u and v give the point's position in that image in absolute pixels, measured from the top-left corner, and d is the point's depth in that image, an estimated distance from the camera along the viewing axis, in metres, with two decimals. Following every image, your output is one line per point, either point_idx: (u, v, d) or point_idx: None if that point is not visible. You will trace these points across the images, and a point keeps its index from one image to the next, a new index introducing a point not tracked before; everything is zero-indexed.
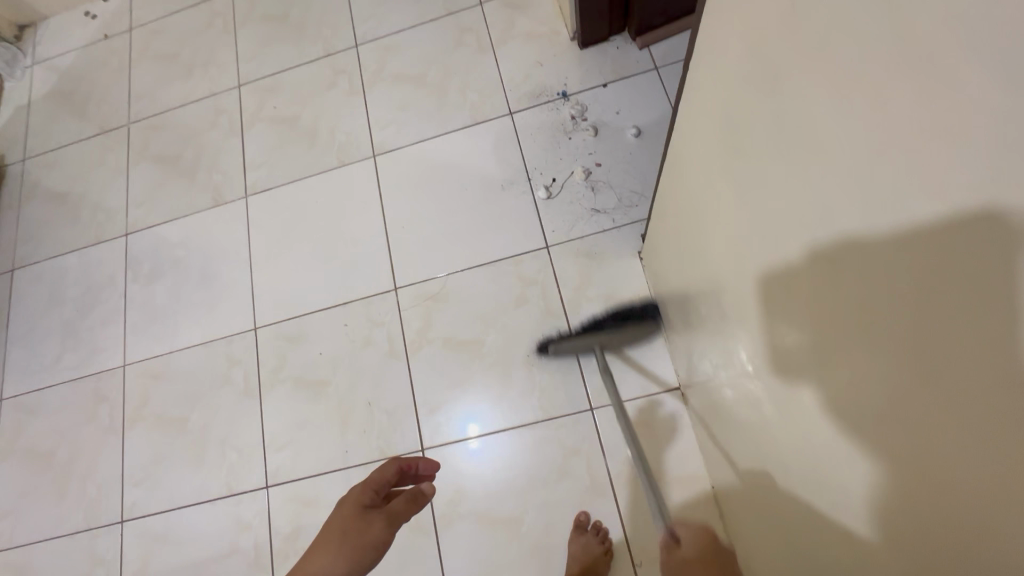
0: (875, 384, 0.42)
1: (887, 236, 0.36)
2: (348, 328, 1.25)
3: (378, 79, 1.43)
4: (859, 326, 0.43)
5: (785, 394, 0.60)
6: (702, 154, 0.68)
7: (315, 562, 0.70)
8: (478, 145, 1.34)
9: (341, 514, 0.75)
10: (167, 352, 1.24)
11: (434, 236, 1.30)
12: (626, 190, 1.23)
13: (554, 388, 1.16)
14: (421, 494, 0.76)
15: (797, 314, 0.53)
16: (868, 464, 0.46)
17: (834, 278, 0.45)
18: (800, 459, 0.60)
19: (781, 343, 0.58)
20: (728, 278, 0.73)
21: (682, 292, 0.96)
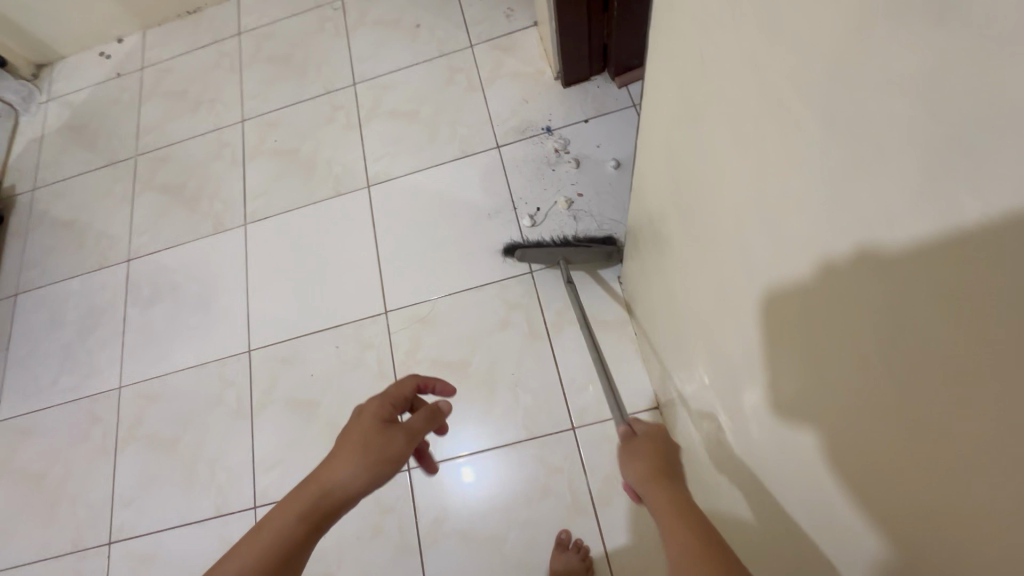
0: (856, 462, 0.35)
1: (856, 286, 0.30)
2: (339, 349, 1.17)
3: (376, 115, 1.38)
4: (828, 391, 0.36)
5: (750, 429, 0.54)
6: (662, 189, 0.63)
7: (332, 473, 0.63)
8: (466, 176, 1.26)
9: (360, 427, 0.67)
10: (159, 374, 1.24)
11: (424, 255, 1.21)
12: (608, 220, 1.16)
13: (539, 410, 1.05)
14: (437, 416, 0.71)
15: (754, 341, 0.47)
16: (832, 508, 0.40)
17: (801, 332, 0.38)
18: (774, 503, 0.53)
19: (743, 373, 0.52)
20: (687, 310, 0.66)
21: (657, 332, 0.88)
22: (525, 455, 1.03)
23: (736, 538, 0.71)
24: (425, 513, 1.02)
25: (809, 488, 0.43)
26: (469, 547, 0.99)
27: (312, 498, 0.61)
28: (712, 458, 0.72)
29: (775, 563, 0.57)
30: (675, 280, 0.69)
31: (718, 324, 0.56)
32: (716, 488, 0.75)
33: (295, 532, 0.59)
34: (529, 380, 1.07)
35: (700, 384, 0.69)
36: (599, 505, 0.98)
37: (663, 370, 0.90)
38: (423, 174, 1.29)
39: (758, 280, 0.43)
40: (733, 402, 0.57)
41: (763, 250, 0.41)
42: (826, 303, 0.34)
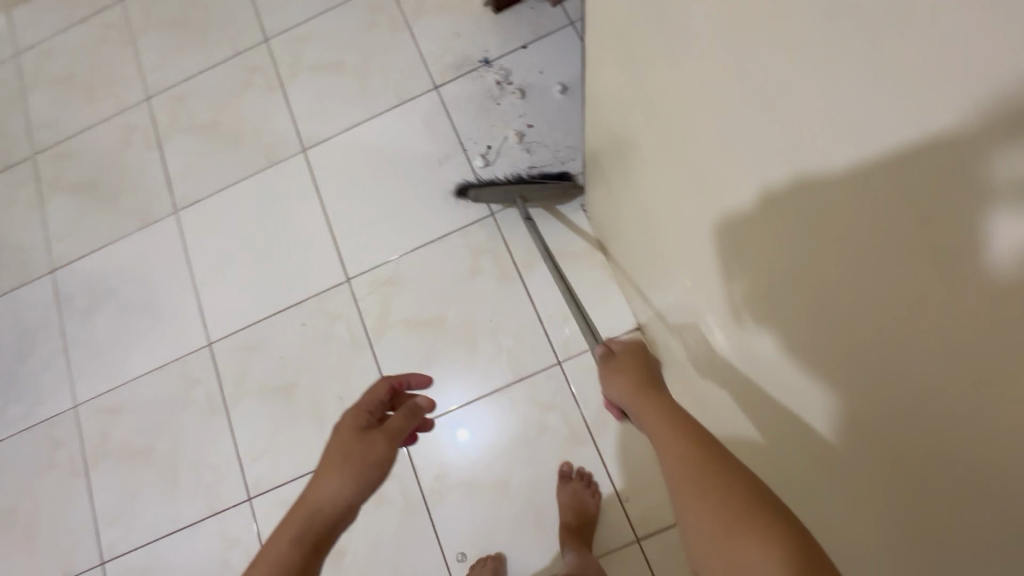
0: (853, 393, 0.35)
1: (862, 208, 0.28)
2: (306, 326, 1.11)
3: (298, 72, 1.26)
4: (825, 322, 0.36)
5: (732, 341, 0.53)
6: (626, 124, 0.60)
7: (318, 493, 0.61)
8: (408, 124, 1.18)
9: (338, 441, 0.66)
10: (117, 386, 1.15)
11: (377, 215, 1.14)
12: (562, 147, 1.11)
13: (523, 350, 1.03)
14: (418, 410, 0.69)
15: (733, 253, 0.46)
16: (817, 406, 0.40)
17: (795, 263, 0.37)
18: (757, 407, 0.53)
19: (723, 290, 0.51)
20: (663, 234, 0.64)
21: (637, 265, 0.86)
22: (516, 397, 1.02)
23: (729, 454, 0.73)
24: (425, 471, 1.01)
25: (795, 394, 0.43)
26: (475, 495, 0.99)
27: (301, 522, 0.59)
28: (699, 378, 0.72)
29: (764, 478, 0.58)
30: (651, 216, 0.66)
31: (700, 259, 0.55)
32: (703, 402, 0.76)
33: (291, 559, 0.56)
34: (508, 323, 1.05)
35: (685, 311, 0.68)
36: (596, 432, 0.99)
37: (642, 298, 0.89)
38: (361, 129, 1.20)
39: (745, 214, 0.41)
40: (718, 325, 0.56)
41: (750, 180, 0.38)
42: (824, 233, 0.32)
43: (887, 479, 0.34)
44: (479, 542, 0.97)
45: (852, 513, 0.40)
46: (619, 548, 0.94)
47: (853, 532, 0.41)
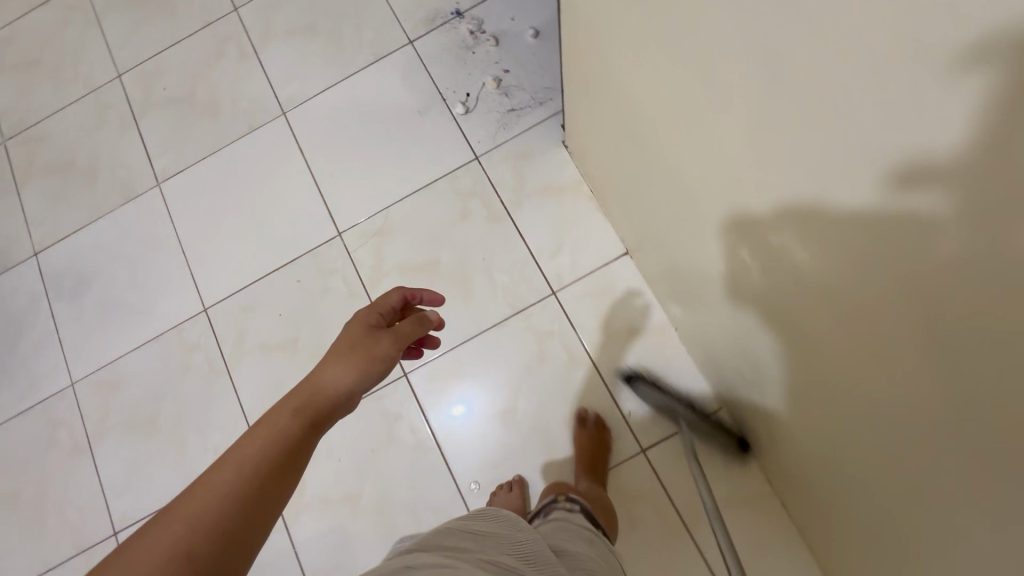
0: (878, 321, 0.40)
1: (878, 160, 0.33)
2: (302, 282, 1.12)
3: (271, 38, 1.27)
4: (846, 262, 0.40)
5: (721, 236, 0.59)
6: (631, 97, 0.64)
7: (323, 376, 0.59)
8: (386, 79, 1.20)
9: (344, 335, 0.65)
10: (114, 360, 1.15)
11: (364, 169, 1.16)
12: (539, 88, 1.14)
13: (519, 284, 1.06)
14: (426, 320, 0.68)
15: (720, 159, 0.50)
16: (815, 282, 0.46)
17: (811, 214, 0.42)
18: (748, 288, 0.60)
19: (711, 194, 0.56)
20: (647, 160, 0.69)
21: (638, 223, 0.90)
22: (515, 329, 1.04)
23: (743, 380, 0.78)
24: (432, 409, 1.03)
25: (791, 274, 0.49)
26: (482, 426, 1.02)
27: (302, 398, 0.57)
28: (693, 286, 0.78)
29: (793, 396, 0.63)
30: (656, 183, 0.70)
31: (710, 217, 0.59)
32: (697, 307, 0.82)
33: (292, 429, 0.54)
34: (501, 261, 1.08)
35: (681, 245, 0.74)
36: (594, 355, 1.02)
37: (629, 222, 0.94)
38: (339, 88, 1.21)
39: (760, 175, 0.46)
40: (708, 227, 0.61)
41: (766, 145, 0.43)
42: (842, 183, 0.37)
43: (889, 336, 0.39)
44: (491, 471, 1.00)
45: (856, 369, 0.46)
46: (626, 461, 0.97)
47: (886, 435, 0.46)
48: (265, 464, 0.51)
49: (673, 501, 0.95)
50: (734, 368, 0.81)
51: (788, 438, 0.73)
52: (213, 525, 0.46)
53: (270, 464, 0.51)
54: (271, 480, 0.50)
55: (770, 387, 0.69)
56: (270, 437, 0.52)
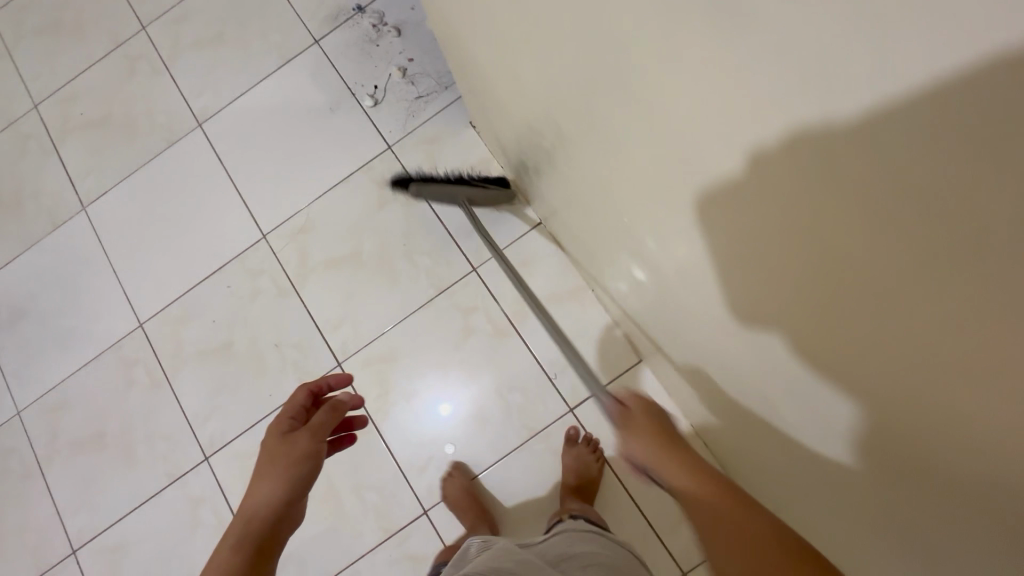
0: (864, 339, 0.33)
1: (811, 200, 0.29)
2: (232, 287, 1.14)
3: (180, 52, 1.28)
4: (814, 269, 0.33)
5: (631, 212, 0.59)
6: (549, 97, 0.55)
7: (252, 501, 0.58)
8: (296, 80, 1.22)
9: (264, 447, 0.62)
10: (57, 384, 1.17)
11: (281, 169, 1.18)
12: (444, 73, 1.17)
13: (439, 264, 1.09)
14: (342, 403, 0.66)
15: (634, 160, 0.48)
16: (749, 290, 0.44)
17: (772, 218, 0.34)
18: (655, 257, 0.61)
19: (624, 182, 0.54)
20: (560, 148, 0.66)
21: (565, 213, 0.90)
22: (441, 308, 1.07)
23: (694, 367, 0.75)
24: (368, 394, 1.06)
25: (717, 274, 0.48)
26: (417, 406, 1.05)
27: (240, 529, 0.55)
28: (612, 257, 0.80)
29: (754, 388, 0.58)
30: (597, 181, 0.63)
31: (658, 213, 0.51)
32: (610, 270, 0.85)
33: (238, 564, 0.52)
34: (421, 244, 1.11)
35: (599, 221, 0.74)
36: (518, 325, 1.05)
37: (539, 193, 0.97)
38: (252, 94, 1.23)
39: (712, 183, 0.38)
40: (618, 203, 0.61)
41: (712, 147, 0.34)
42: (774, 214, 0.34)
43: (840, 364, 0.37)
44: (430, 446, 1.03)
45: (799, 374, 0.45)
46: (556, 420, 1.01)
47: (860, 444, 0.41)
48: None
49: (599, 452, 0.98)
50: (641, 314, 0.84)
51: (707, 391, 0.77)
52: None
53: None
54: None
55: (683, 342, 0.72)
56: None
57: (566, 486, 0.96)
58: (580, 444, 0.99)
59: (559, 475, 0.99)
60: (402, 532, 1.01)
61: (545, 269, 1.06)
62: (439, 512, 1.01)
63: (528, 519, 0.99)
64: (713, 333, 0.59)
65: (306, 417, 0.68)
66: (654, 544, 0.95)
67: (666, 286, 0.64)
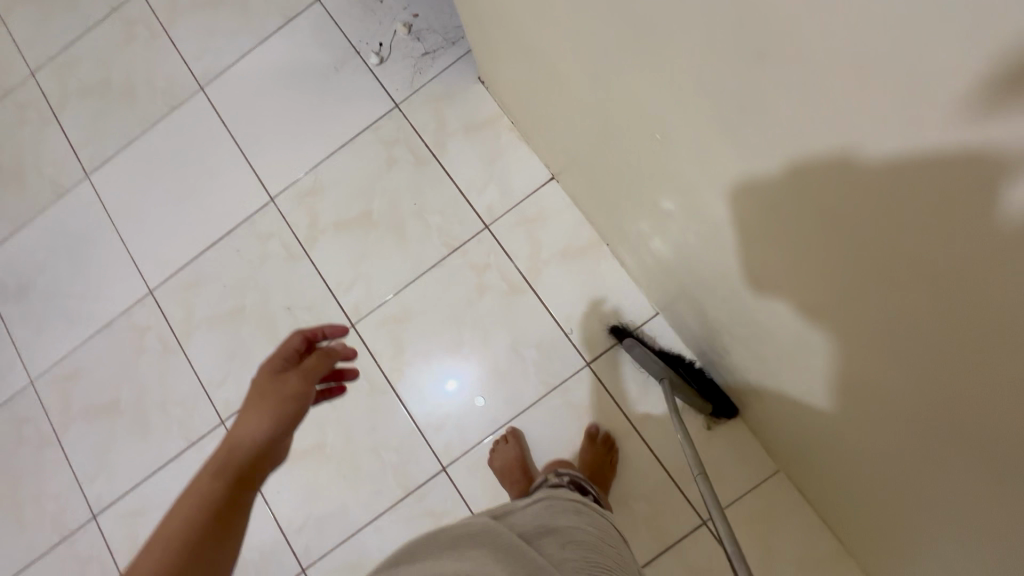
0: (886, 307, 0.38)
1: (845, 181, 0.34)
2: (242, 252, 1.13)
3: (178, 15, 1.25)
4: (845, 245, 0.38)
5: (658, 163, 0.61)
6: (585, 42, 0.57)
7: (238, 431, 0.57)
8: (298, 39, 1.19)
9: (253, 384, 0.62)
10: (69, 353, 1.16)
11: (288, 131, 1.16)
12: (449, 28, 1.14)
13: (451, 222, 1.08)
14: (334, 352, 0.66)
15: (670, 118, 0.51)
16: (777, 251, 0.48)
17: (808, 200, 0.39)
18: (681, 202, 0.63)
19: (655, 137, 0.57)
20: (588, 102, 0.68)
21: (582, 167, 0.90)
22: (454, 267, 1.06)
23: (717, 332, 0.79)
24: (384, 354, 1.06)
25: (745, 235, 0.52)
26: (433, 366, 1.04)
27: (223, 456, 0.55)
28: (631, 210, 0.82)
29: (778, 347, 0.62)
30: (635, 161, 0.67)
31: (698, 192, 0.56)
32: (628, 223, 0.87)
33: (216, 491, 0.52)
34: (432, 203, 1.09)
35: (619, 172, 0.76)
36: (532, 281, 1.04)
37: (554, 147, 0.96)
38: (253, 55, 1.20)
39: (756, 155, 0.42)
40: (644, 151, 0.62)
41: (763, 140, 0.40)
42: (808, 188, 0.38)
43: (859, 319, 0.43)
44: (447, 405, 1.03)
45: (818, 324, 0.50)
46: (573, 375, 1.01)
47: (880, 393, 0.47)
48: (193, 529, 0.49)
49: (614, 445, 0.97)
50: (660, 265, 0.85)
51: (725, 338, 0.79)
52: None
53: (202, 530, 0.49)
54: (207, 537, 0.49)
55: (703, 287, 0.74)
56: (194, 505, 0.50)
57: (581, 465, 0.95)
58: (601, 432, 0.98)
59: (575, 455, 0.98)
60: (421, 490, 1.01)
61: (559, 225, 1.05)
62: (458, 469, 1.01)
63: None
64: (736, 271, 0.60)
65: (298, 361, 0.67)
66: (674, 494, 0.95)
67: (690, 226, 0.65)
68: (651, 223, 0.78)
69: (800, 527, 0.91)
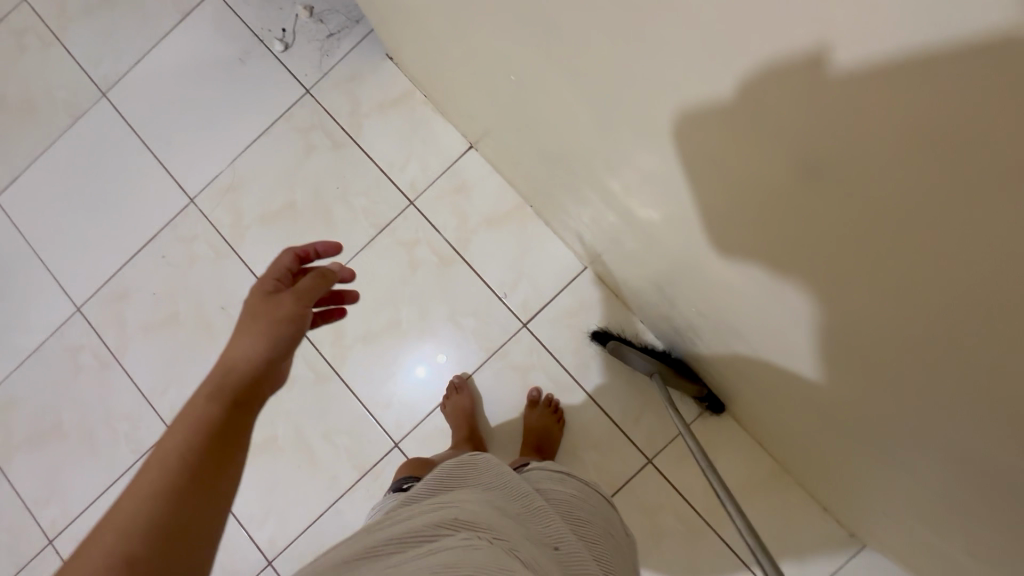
0: (859, 251, 0.36)
1: (790, 110, 0.32)
2: (169, 257, 1.11)
3: (69, 20, 1.20)
4: (794, 187, 0.37)
5: (565, 112, 0.61)
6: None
7: (232, 351, 0.54)
8: (198, 33, 1.16)
9: (246, 305, 0.59)
10: (1, 382, 1.13)
11: (199, 129, 1.14)
12: (352, 7, 1.12)
13: (376, 202, 1.08)
14: (331, 274, 0.61)
15: (578, 65, 0.49)
16: (715, 198, 0.47)
17: (772, 145, 0.36)
18: (589, 150, 0.63)
19: (561, 86, 0.56)
20: (498, 62, 0.67)
21: (501, 137, 0.91)
22: (383, 246, 1.06)
23: (652, 281, 0.80)
24: (324, 341, 1.06)
25: (675, 185, 0.51)
26: (375, 347, 1.05)
27: (217, 378, 0.52)
28: (554, 172, 0.82)
29: (717, 290, 0.61)
30: (546, 115, 0.67)
31: (620, 142, 0.54)
32: (552, 186, 0.87)
33: (214, 414, 0.49)
34: (354, 185, 1.08)
35: (531, 129, 0.76)
36: (463, 252, 1.05)
37: (471, 118, 0.96)
38: (154, 54, 1.17)
39: (683, 98, 0.40)
40: (549, 100, 0.62)
41: (705, 84, 0.36)
42: (753, 128, 0.36)
43: (815, 260, 0.41)
44: (393, 383, 1.04)
45: (761, 264, 0.49)
46: (512, 338, 1.03)
47: (844, 331, 0.45)
48: (193, 454, 0.46)
49: (558, 409, 0.99)
50: (585, 221, 0.86)
51: (652, 285, 0.81)
52: (152, 523, 0.42)
53: (200, 451, 0.47)
54: (209, 462, 0.46)
55: (623, 235, 0.75)
56: (191, 426, 0.48)
57: (526, 445, 0.97)
58: (542, 405, 0.99)
59: (521, 435, 1.00)
60: (377, 468, 1.02)
61: (483, 193, 1.06)
62: (410, 443, 1.02)
63: (496, 436, 1.01)
64: (646, 211, 0.62)
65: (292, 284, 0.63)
66: (621, 439, 0.98)
67: (598, 172, 0.66)
68: (570, 180, 0.78)
69: (739, 453, 0.96)
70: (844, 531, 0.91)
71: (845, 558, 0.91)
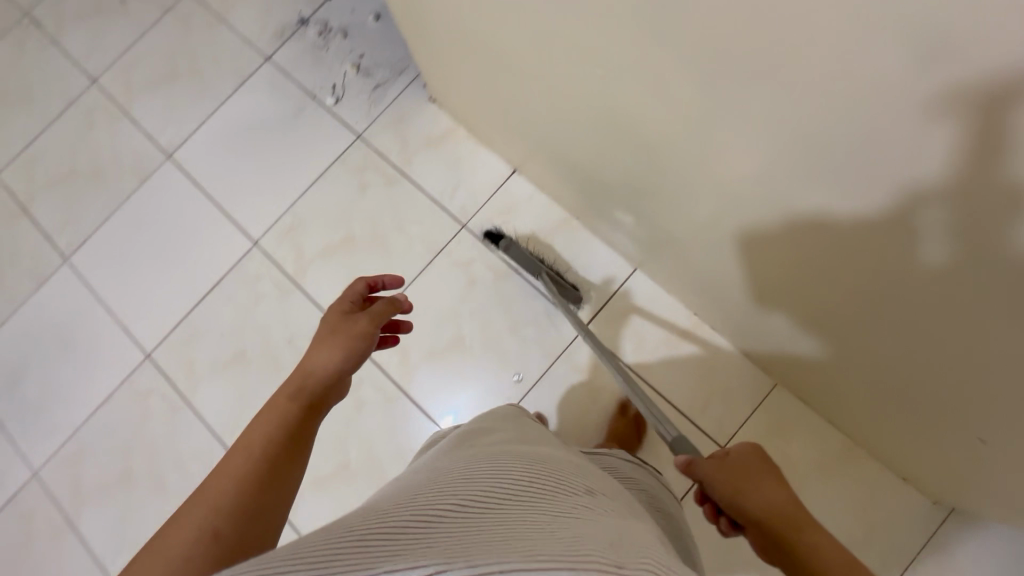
0: (912, 217, 0.45)
1: (839, 115, 0.42)
2: (235, 298, 1.17)
3: (135, 95, 1.32)
4: (845, 174, 0.46)
5: (616, 136, 0.70)
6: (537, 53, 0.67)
7: (310, 360, 0.57)
8: (256, 96, 1.27)
9: (323, 320, 0.62)
10: (71, 435, 1.14)
11: (259, 179, 1.23)
12: (395, 61, 1.25)
13: (430, 228, 1.15)
14: (398, 301, 0.65)
15: (633, 96, 0.59)
16: (769, 196, 0.56)
17: (821, 143, 0.45)
18: (641, 165, 0.72)
19: (615, 114, 0.66)
20: (547, 106, 0.78)
21: (545, 161, 0.99)
22: (441, 268, 1.13)
23: (702, 274, 0.86)
24: (390, 363, 1.10)
25: (732, 186, 0.60)
26: (441, 363, 1.09)
27: (296, 383, 0.55)
28: (599, 187, 0.89)
29: (775, 259, 0.66)
30: (594, 144, 0.77)
31: (675, 141, 0.61)
32: (596, 200, 0.95)
33: (291, 418, 0.52)
34: (409, 215, 1.16)
35: (577, 151, 0.84)
36: (517, 266, 1.11)
37: (513, 146, 1.06)
38: (216, 117, 1.28)
39: (738, 117, 0.49)
40: (600, 126, 0.71)
41: (760, 97, 0.46)
42: (803, 134, 0.46)
43: (864, 234, 0.50)
44: (460, 398, 1.07)
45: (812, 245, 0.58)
46: (572, 343, 1.07)
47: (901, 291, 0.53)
48: (267, 457, 0.48)
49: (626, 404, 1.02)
50: (632, 226, 0.93)
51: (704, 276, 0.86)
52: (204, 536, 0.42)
53: (277, 451, 0.49)
54: (280, 465, 0.48)
55: (673, 234, 0.82)
56: (275, 424, 0.51)
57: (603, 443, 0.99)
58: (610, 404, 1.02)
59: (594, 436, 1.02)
60: None
61: (530, 211, 1.14)
62: None
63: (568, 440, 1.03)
64: (699, 207, 0.69)
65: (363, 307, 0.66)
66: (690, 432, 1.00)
67: (649, 179, 0.74)
68: (618, 191, 0.85)
69: (810, 433, 0.97)
70: (926, 500, 0.92)
71: (933, 529, 0.91)
